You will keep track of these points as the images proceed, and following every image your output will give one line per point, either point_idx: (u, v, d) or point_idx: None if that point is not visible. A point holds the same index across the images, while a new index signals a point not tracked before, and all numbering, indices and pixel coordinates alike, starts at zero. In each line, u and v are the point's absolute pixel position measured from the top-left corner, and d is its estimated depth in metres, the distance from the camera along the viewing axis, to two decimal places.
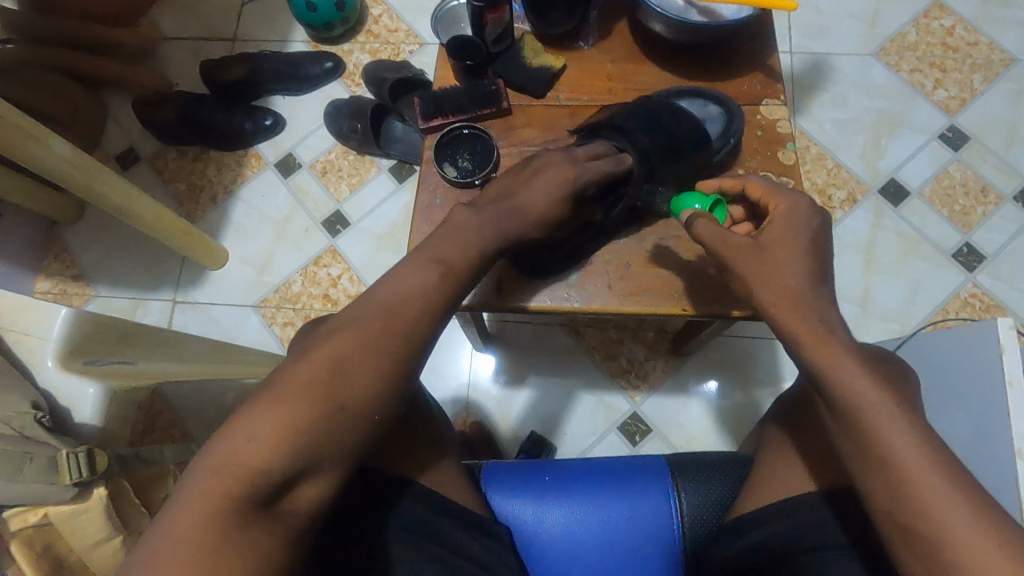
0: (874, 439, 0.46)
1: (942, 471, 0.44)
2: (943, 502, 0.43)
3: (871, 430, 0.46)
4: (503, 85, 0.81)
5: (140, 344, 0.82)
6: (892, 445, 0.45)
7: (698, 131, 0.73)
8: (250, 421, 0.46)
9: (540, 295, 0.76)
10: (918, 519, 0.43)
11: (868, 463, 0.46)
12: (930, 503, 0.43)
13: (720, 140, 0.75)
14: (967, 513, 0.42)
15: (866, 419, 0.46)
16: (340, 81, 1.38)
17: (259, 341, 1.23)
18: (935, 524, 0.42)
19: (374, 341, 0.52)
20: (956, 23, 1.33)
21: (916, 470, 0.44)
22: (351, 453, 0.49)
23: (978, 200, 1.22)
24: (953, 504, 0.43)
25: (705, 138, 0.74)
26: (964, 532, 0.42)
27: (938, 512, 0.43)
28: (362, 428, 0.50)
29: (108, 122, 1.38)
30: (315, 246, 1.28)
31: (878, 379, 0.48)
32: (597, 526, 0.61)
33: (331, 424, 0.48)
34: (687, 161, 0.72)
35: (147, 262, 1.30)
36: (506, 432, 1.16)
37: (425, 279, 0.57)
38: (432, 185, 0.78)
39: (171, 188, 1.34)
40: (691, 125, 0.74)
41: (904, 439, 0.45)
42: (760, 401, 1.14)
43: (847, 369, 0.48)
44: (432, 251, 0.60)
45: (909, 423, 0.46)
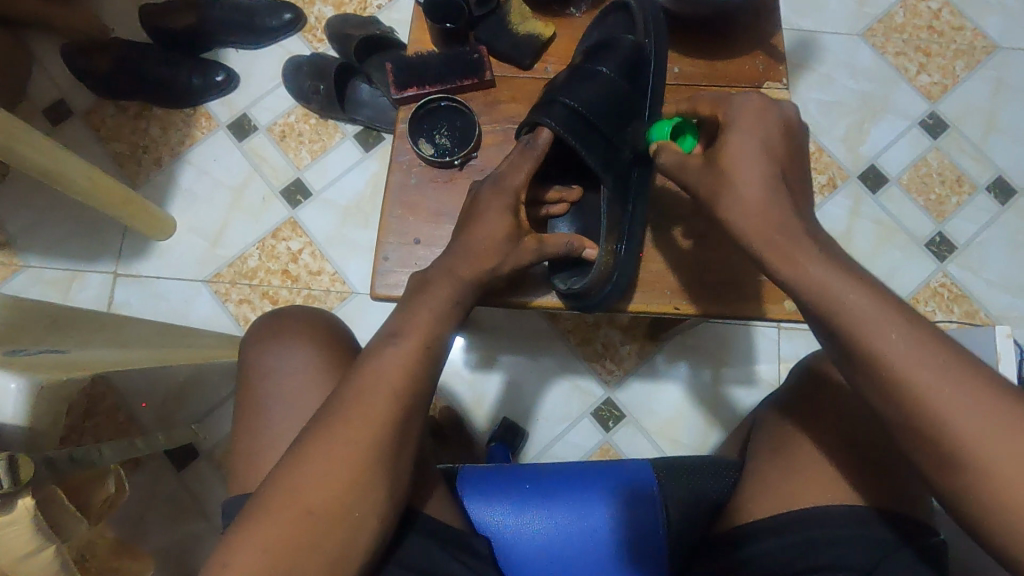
0: (877, 356, 0.43)
1: (958, 373, 0.42)
2: (961, 398, 0.41)
3: (867, 346, 0.44)
4: (485, 53, 0.73)
5: (67, 334, 0.74)
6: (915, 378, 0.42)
7: (626, 61, 0.65)
8: (227, 548, 0.44)
9: (541, 292, 0.69)
10: (934, 424, 0.42)
11: (871, 379, 0.44)
12: (951, 411, 0.41)
13: (646, 42, 0.67)
14: (988, 408, 0.41)
15: (864, 334, 0.44)
16: (300, 35, 1.25)
17: (211, 319, 1.14)
18: (948, 427, 0.41)
19: (340, 436, 0.47)
20: (943, 6, 1.31)
21: (922, 374, 0.42)
22: (363, 540, 0.46)
23: (953, 189, 1.22)
24: (967, 398, 0.41)
25: (637, 58, 0.66)
26: (977, 428, 0.41)
27: (953, 416, 0.41)
28: (342, 532, 0.45)
29: (35, 71, 1.23)
30: (273, 217, 1.19)
31: (875, 290, 0.45)
32: (579, 538, 0.59)
33: (302, 543, 0.44)
34: (630, 106, 0.65)
35: (84, 230, 1.18)
36: (480, 420, 1.12)
37: (401, 352, 0.51)
38: (406, 163, 0.70)
39: (110, 148, 1.21)
40: (616, 59, 0.65)
41: (899, 348, 0.43)
42: (734, 389, 1.13)
43: (851, 294, 0.45)
44: (411, 317, 0.53)
45: (913, 330, 0.43)
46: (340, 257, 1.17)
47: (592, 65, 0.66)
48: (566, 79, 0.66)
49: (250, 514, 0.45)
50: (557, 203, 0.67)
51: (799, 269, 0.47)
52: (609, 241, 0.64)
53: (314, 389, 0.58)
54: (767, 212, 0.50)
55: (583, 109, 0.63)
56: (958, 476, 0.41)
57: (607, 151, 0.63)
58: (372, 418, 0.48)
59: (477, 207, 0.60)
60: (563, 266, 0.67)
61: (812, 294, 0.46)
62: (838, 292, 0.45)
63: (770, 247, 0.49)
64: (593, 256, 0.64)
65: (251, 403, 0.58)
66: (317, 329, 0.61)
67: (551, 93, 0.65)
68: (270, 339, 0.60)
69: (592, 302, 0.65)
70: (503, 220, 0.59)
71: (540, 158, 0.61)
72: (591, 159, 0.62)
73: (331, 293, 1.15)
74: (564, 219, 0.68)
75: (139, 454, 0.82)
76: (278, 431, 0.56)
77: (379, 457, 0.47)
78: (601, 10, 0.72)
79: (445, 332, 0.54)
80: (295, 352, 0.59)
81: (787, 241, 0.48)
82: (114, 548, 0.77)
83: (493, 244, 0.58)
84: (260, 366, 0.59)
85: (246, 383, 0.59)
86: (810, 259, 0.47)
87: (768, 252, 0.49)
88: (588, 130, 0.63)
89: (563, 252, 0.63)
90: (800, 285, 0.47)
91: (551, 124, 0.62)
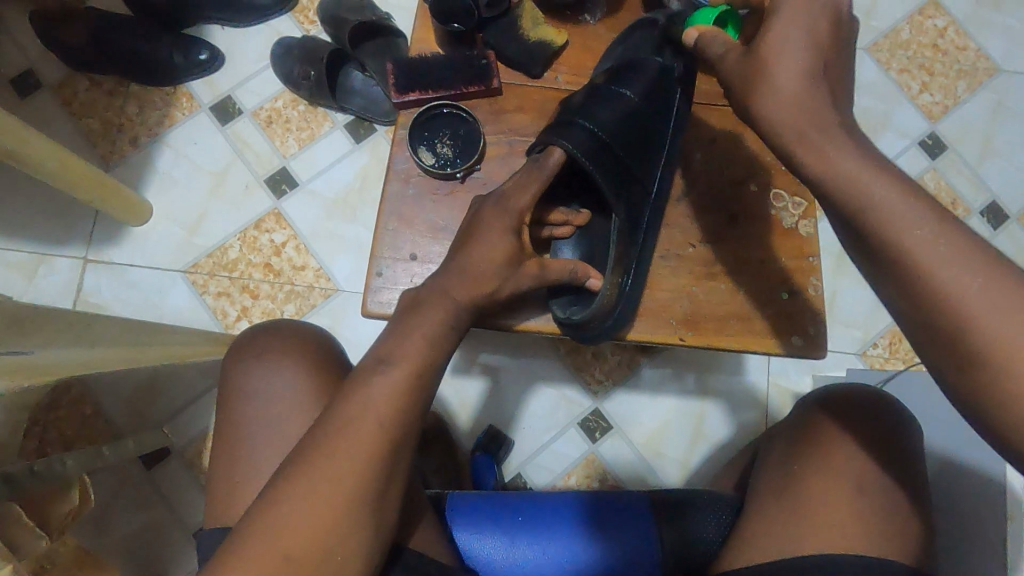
0: (882, 232, 0.43)
1: (970, 257, 0.41)
2: (969, 277, 0.40)
3: (882, 223, 0.43)
4: (493, 59, 0.69)
5: (30, 333, 0.69)
6: (924, 247, 0.41)
7: (649, 83, 0.62)
8: None
9: (541, 314, 0.66)
10: (937, 299, 0.41)
11: (885, 258, 0.43)
12: (958, 287, 0.40)
13: (674, 64, 0.64)
14: (998, 292, 0.39)
15: (877, 209, 0.44)
16: (290, 15, 1.19)
17: (188, 312, 1.09)
18: (959, 310, 0.40)
19: (324, 474, 0.44)
20: (948, 24, 1.29)
21: (928, 252, 0.41)
22: None
23: (947, 211, 1.22)
24: (978, 282, 0.40)
25: (662, 81, 0.63)
26: (985, 305, 0.39)
27: (960, 291, 0.40)
28: None
29: (2, 38, 1.15)
30: (255, 207, 1.13)
31: (902, 184, 0.44)
32: (569, 574, 0.58)
33: None
34: (649, 131, 0.62)
35: (51, 211, 1.11)
36: (464, 425, 1.10)
37: (391, 379, 0.48)
38: (403, 171, 0.67)
39: (82, 125, 1.14)
40: (639, 80, 0.62)
41: (916, 232, 0.42)
42: (722, 402, 1.12)
43: (882, 189, 0.44)
44: (406, 344, 0.50)
45: (937, 218, 0.42)
46: (325, 251, 1.12)
47: (614, 85, 0.63)
48: (584, 98, 0.63)
49: (225, 559, 0.42)
50: (561, 225, 0.64)
51: (818, 155, 0.47)
52: (614, 275, 0.61)
53: (298, 418, 0.56)
54: (800, 106, 0.49)
55: (599, 133, 0.60)
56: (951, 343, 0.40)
57: (622, 177, 0.61)
58: (361, 454, 0.45)
59: (476, 226, 0.57)
60: (564, 291, 0.64)
61: (830, 177, 0.46)
62: (857, 176, 0.45)
63: (795, 137, 0.48)
64: (595, 286, 0.62)
65: (233, 427, 0.56)
66: (306, 350, 0.60)
67: (566, 114, 0.62)
68: (255, 360, 0.58)
69: (591, 333, 0.62)
70: (505, 243, 0.56)
71: (548, 181, 0.59)
72: (604, 185, 0.60)
73: (314, 289, 1.11)
74: (568, 241, 0.65)
75: (104, 461, 0.77)
76: (261, 458, 0.55)
77: (365, 495, 0.44)
78: (629, 25, 0.68)
79: (439, 359, 0.51)
80: (282, 376, 0.58)
81: (815, 127, 0.48)
82: (77, 555, 0.71)
83: (494, 267, 0.55)
84: (246, 389, 0.57)
85: (231, 403, 0.57)
86: (840, 154, 0.46)
87: (795, 145, 0.48)
88: (605, 156, 0.60)
89: (566, 278, 0.61)
90: (822, 174, 0.47)
91: (567, 146, 0.59)
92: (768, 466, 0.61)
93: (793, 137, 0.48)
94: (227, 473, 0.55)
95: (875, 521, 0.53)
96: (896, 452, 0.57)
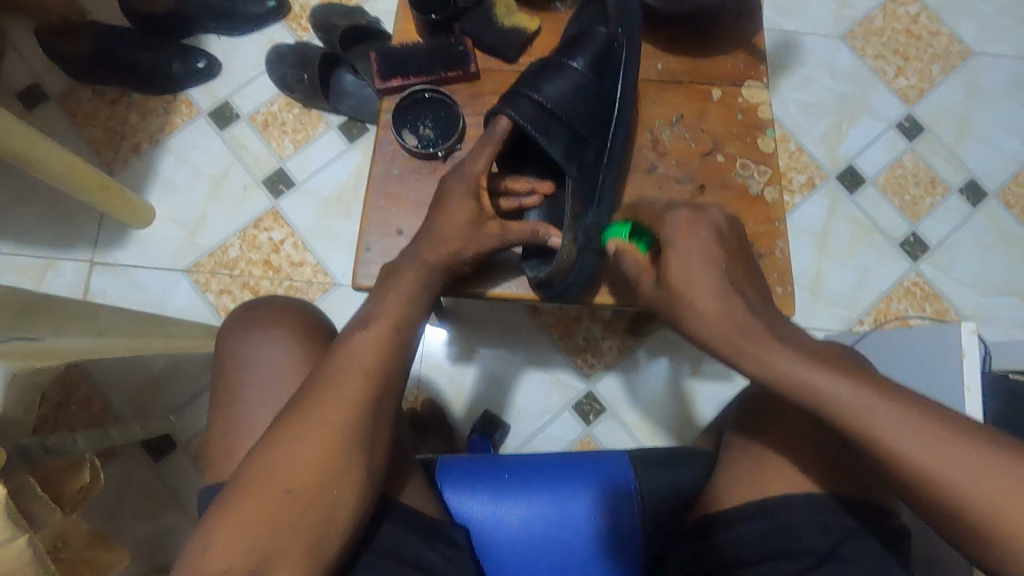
0: (854, 426, 0.47)
1: (928, 427, 0.45)
2: (929, 447, 0.44)
3: (848, 420, 0.47)
4: (470, 45, 0.73)
5: (40, 321, 0.72)
6: (886, 428, 0.46)
7: (594, 53, 0.66)
8: (203, 533, 0.43)
9: (511, 282, 0.70)
10: (925, 481, 0.44)
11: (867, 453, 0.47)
12: (932, 458, 0.44)
13: (617, 33, 0.67)
14: (951, 442, 0.44)
15: (850, 416, 0.47)
16: (284, 22, 1.24)
17: (190, 309, 1.13)
18: (938, 479, 0.44)
19: (314, 418, 0.47)
20: (921, 10, 1.33)
21: (898, 438, 0.45)
22: (346, 522, 0.46)
23: (927, 191, 1.25)
24: (939, 449, 0.44)
25: (607, 50, 0.67)
26: (953, 463, 0.44)
27: (936, 465, 0.44)
28: (321, 513, 0.45)
29: (8, 53, 1.20)
30: (254, 208, 1.18)
31: (842, 374, 0.48)
32: (555, 526, 0.61)
33: (285, 519, 0.44)
34: (597, 98, 0.66)
35: (59, 217, 1.15)
36: (459, 410, 1.13)
37: (370, 335, 0.51)
38: (389, 154, 0.71)
39: (85, 133, 1.19)
40: (585, 51, 0.66)
41: (882, 419, 0.46)
42: (710, 383, 1.15)
43: (826, 382, 0.48)
44: (385, 303, 0.54)
45: (879, 395, 0.47)
46: (322, 248, 1.16)
47: (563, 58, 0.66)
48: (535, 72, 0.66)
49: (223, 499, 0.45)
50: (528, 195, 0.68)
51: (768, 369, 0.50)
52: (573, 230, 0.63)
53: (289, 381, 0.60)
54: (729, 313, 0.53)
55: (548, 102, 0.64)
56: (955, 519, 0.44)
57: (574, 141, 0.65)
58: (346, 401, 0.48)
59: (443, 194, 0.62)
60: (534, 255, 0.68)
61: (787, 388, 0.49)
62: (811, 380, 0.48)
63: (744, 353, 0.52)
64: (558, 245, 0.64)
65: (229, 394, 0.60)
66: (296, 319, 0.63)
67: (517, 87, 0.66)
68: (249, 330, 0.62)
69: (560, 289, 0.66)
70: (467, 205, 0.61)
71: (500, 145, 0.63)
72: (555, 150, 0.64)
73: (313, 284, 1.14)
74: (536, 210, 0.69)
75: (111, 443, 0.80)
76: (256, 421, 0.58)
77: (352, 437, 0.47)
78: (581, 2, 0.72)
79: (413, 316, 0.55)
80: (275, 343, 0.61)
81: (743, 336, 0.52)
82: (87, 537, 0.73)
83: (460, 228, 0.60)
84: (239, 356, 0.61)
85: (226, 371, 0.61)
86: (781, 359, 0.50)
87: (739, 358, 0.52)
88: (554, 125, 0.64)
89: (529, 238, 0.64)
90: (781, 386, 0.50)
91: (512, 114, 0.63)
92: (742, 420, 0.63)
93: (737, 349, 0.52)
94: (225, 438, 0.58)
95: (841, 459, 0.55)
96: None
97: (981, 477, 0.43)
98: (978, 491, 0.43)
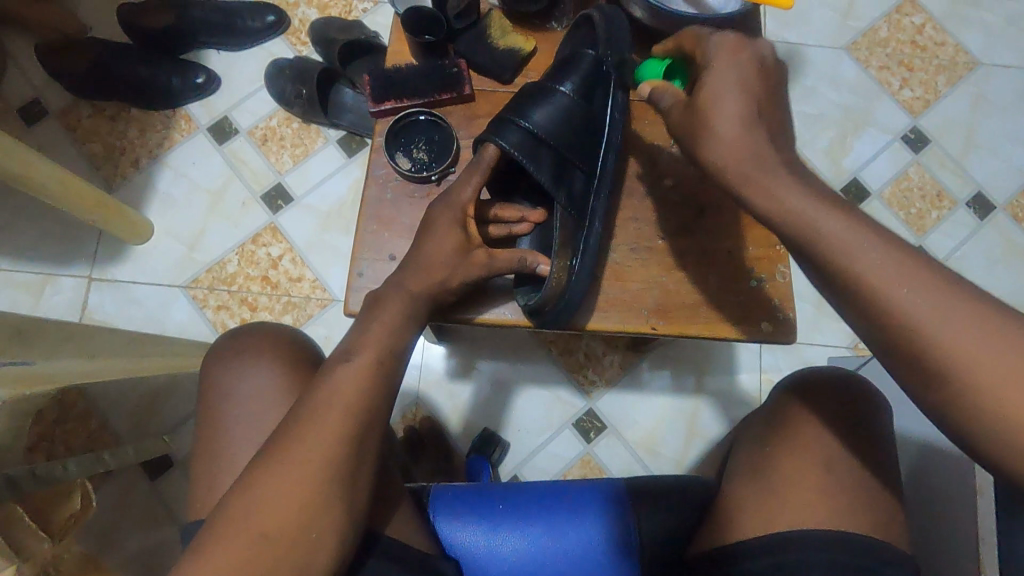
0: (839, 262, 0.42)
1: (923, 279, 0.40)
2: (930, 302, 0.39)
3: (837, 255, 0.42)
4: (464, 66, 0.72)
5: (32, 346, 0.71)
6: (880, 268, 0.41)
7: (583, 76, 0.65)
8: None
9: (505, 307, 0.68)
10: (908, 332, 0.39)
11: (848, 290, 0.42)
12: (919, 310, 0.39)
13: (607, 57, 0.66)
14: (949, 300, 0.39)
15: (839, 248, 0.42)
16: (283, 37, 1.24)
17: (187, 325, 1.13)
18: (922, 330, 0.39)
19: (294, 454, 0.46)
20: (926, 21, 1.32)
21: (887, 278, 0.40)
22: (327, 561, 0.45)
23: (933, 204, 1.23)
24: (932, 300, 0.39)
25: (595, 73, 0.65)
26: (942, 312, 0.39)
27: (924, 316, 0.39)
28: (302, 554, 0.44)
29: (10, 69, 1.21)
30: (252, 223, 1.17)
31: (849, 216, 0.44)
32: (551, 558, 0.59)
33: (264, 560, 0.43)
34: (587, 122, 0.65)
35: (57, 233, 1.15)
36: (458, 427, 1.12)
37: (354, 367, 0.50)
38: (382, 177, 0.70)
39: (85, 149, 1.19)
40: (574, 75, 0.65)
41: (872, 259, 0.41)
42: (713, 400, 1.13)
43: (828, 219, 0.44)
44: (369, 333, 0.53)
45: (883, 240, 0.42)
46: (320, 263, 1.15)
47: (553, 83, 0.65)
48: (523, 97, 0.65)
49: (203, 540, 0.44)
50: (518, 222, 0.67)
51: (769, 196, 0.46)
52: (561, 259, 0.62)
53: (275, 413, 0.59)
54: (742, 140, 0.48)
55: (536, 129, 0.63)
56: (935, 377, 0.39)
57: (562, 168, 0.63)
58: (325, 437, 0.47)
59: (429, 222, 0.61)
60: (525, 280, 0.67)
61: (781, 218, 0.46)
62: (817, 220, 0.44)
63: (746, 187, 0.48)
64: (546, 272, 0.64)
65: (214, 426, 0.59)
66: (284, 349, 0.62)
67: (505, 113, 0.65)
68: (235, 360, 0.61)
69: (548, 319, 0.64)
70: (452, 234, 0.60)
71: (487, 174, 0.62)
72: (542, 178, 0.62)
73: (311, 300, 1.13)
74: (526, 237, 0.68)
75: (104, 468, 0.80)
76: (242, 453, 0.57)
77: (332, 474, 0.46)
78: (571, 24, 0.71)
79: (400, 347, 0.54)
80: (261, 374, 0.60)
81: (754, 165, 0.48)
82: (78, 562, 0.73)
83: (443, 257, 0.59)
84: (225, 387, 0.60)
85: (212, 401, 0.60)
86: (785, 187, 0.46)
87: (742, 186, 0.48)
88: (542, 152, 0.63)
89: (516, 266, 0.64)
90: (778, 214, 0.46)
91: (499, 142, 0.62)
92: (743, 448, 0.62)
93: (742, 177, 0.48)
94: (212, 470, 0.57)
95: (845, 491, 0.55)
96: (881, 447, 0.58)
97: (983, 340, 0.37)
98: (966, 344, 0.38)
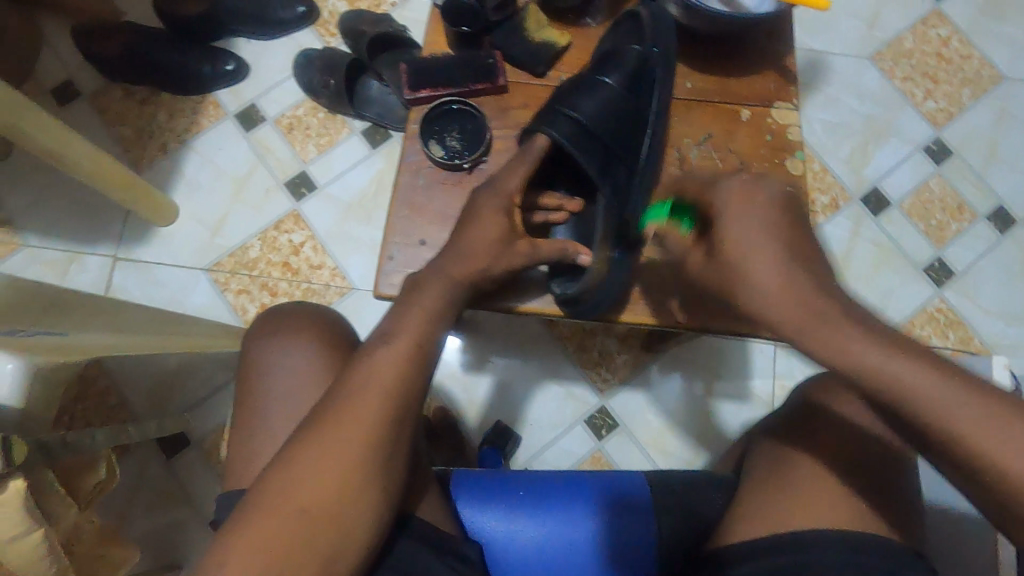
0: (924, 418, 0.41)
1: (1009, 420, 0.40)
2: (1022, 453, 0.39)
3: (923, 412, 0.41)
4: (499, 58, 0.73)
5: (65, 318, 0.73)
6: (964, 421, 0.40)
7: (631, 71, 0.67)
8: (219, 542, 0.43)
9: (532, 297, 0.69)
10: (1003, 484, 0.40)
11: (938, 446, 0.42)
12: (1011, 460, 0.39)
13: (653, 51, 0.67)
14: None
15: (921, 405, 0.41)
16: (312, 28, 1.25)
17: (208, 308, 1.14)
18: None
19: (332, 434, 0.47)
20: (952, 33, 1.32)
21: (983, 438, 0.40)
22: (360, 541, 0.46)
23: (953, 216, 1.23)
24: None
25: (642, 67, 0.67)
26: None
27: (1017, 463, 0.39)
28: (336, 532, 0.45)
29: (45, 51, 1.23)
30: (275, 209, 1.19)
31: (920, 358, 0.42)
32: (569, 546, 0.60)
33: (300, 536, 0.44)
34: (633, 116, 0.66)
35: (85, 212, 1.17)
36: (472, 419, 1.12)
37: (391, 349, 0.51)
38: (415, 164, 0.71)
39: (115, 131, 1.21)
40: (621, 69, 0.67)
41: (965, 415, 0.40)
42: (726, 402, 1.13)
43: (907, 369, 0.42)
44: (405, 317, 0.54)
45: (964, 387, 0.41)
46: (340, 252, 1.17)
47: (599, 76, 0.67)
48: (571, 89, 0.67)
49: (240, 513, 0.45)
50: (556, 211, 0.68)
51: (840, 354, 0.43)
52: (602, 249, 0.64)
53: (308, 391, 0.60)
54: (793, 296, 0.46)
55: (585, 120, 0.65)
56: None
57: (607, 159, 0.65)
58: (362, 419, 0.47)
59: (472, 210, 0.62)
60: (562, 272, 0.68)
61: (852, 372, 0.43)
62: (895, 375, 0.42)
63: (806, 337, 0.45)
64: (586, 263, 0.65)
65: (249, 402, 0.60)
66: (316, 329, 0.63)
67: (554, 104, 0.67)
68: (269, 339, 0.62)
69: (585, 308, 0.65)
70: (496, 222, 0.61)
71: (534, 162, 0.65)
72: (589, 168, 0.64)
73: (330, 287, 1.15)
74: (563, 226, 0.70)
75: (127, 441, 0.81)
76: (275, 428, 0.58)
77: (367, 455, 0.47)
78: (615, 18, 0.73)
79: (433, 328, 0.55)
80: (295, 353, 0.61)
81: (813, 317, 0.45)
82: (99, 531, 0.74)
83: (487, 244, 0.60)
84: (260, 365, 0.61)
85: (247, 378, 0.61)
86: (854, 340, 0.43)
87: (802, 339, 0.45)
88: (589, 143, 0.65)
89: (557, 257, 0.65)
90: (848, 369, 0.43)
91: (550, 132, 0.64)
92: (764, 445, 0.62)
93: (801, 329, 0.45)
94: (243, 443, 0.58)
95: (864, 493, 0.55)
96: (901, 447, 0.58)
97: None
98: None
